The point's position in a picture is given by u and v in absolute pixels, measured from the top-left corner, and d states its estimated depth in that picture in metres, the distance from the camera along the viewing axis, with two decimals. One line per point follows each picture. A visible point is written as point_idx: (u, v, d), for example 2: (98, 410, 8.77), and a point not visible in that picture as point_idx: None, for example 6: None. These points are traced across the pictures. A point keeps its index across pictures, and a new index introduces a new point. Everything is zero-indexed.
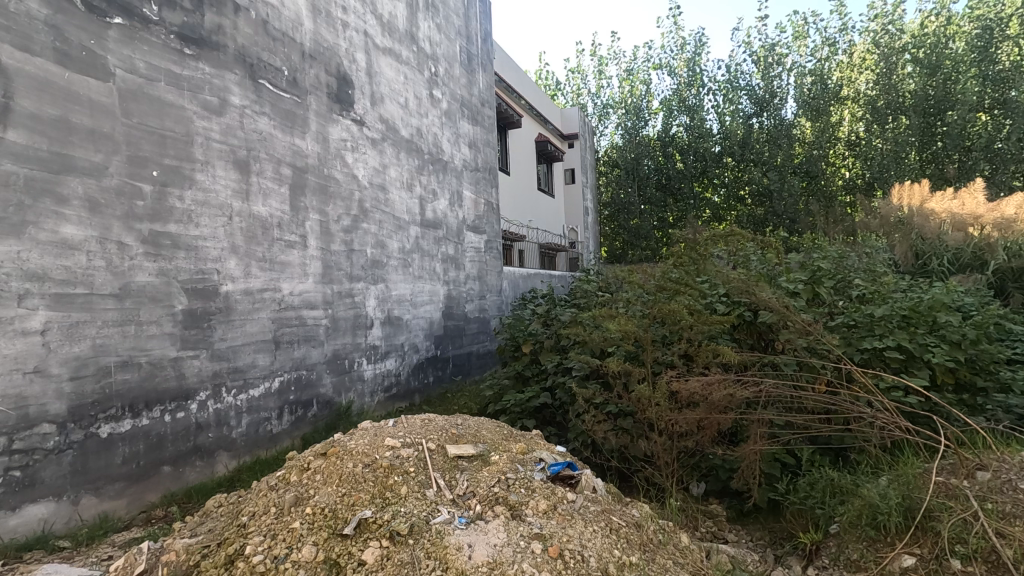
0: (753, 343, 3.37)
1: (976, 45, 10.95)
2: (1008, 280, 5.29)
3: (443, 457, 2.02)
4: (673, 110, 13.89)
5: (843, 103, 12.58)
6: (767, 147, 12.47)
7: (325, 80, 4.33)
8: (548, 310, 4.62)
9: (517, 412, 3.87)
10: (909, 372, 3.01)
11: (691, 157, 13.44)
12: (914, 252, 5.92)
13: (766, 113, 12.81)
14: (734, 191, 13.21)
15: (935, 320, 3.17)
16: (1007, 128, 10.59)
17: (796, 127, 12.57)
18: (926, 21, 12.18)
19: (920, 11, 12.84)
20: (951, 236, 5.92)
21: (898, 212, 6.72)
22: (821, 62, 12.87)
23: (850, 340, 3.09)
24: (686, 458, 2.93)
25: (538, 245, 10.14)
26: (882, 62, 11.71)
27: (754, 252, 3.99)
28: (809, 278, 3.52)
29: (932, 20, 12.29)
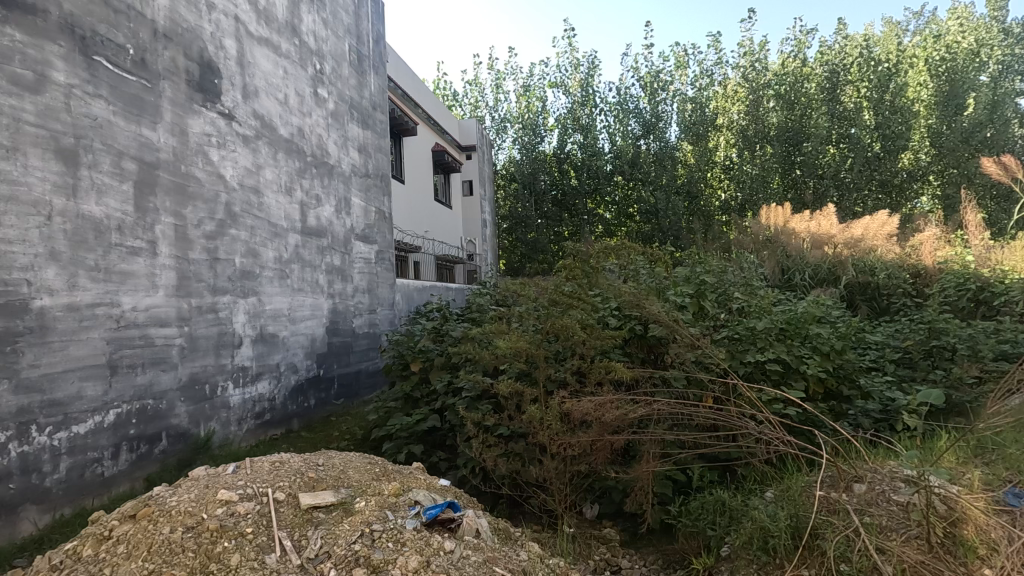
0: (643, 357, 3.33)
1: (825, 85, 12.28)
2: (857, 294, 5.82)
3: (295, 509, 1.75)
4: (568, 128, 14.31)
5: (718, 130, 13.61)
6: (654, 168, 13.12)
7: (184, 65, 3.74)
8: (439, 326, 4.34)
9: (403, 437, 3.52)
10: (787, 383, 3.10)
11: (585, 174, 13.88)
12: (781, 268, 6.40)
13: (652, 136, 13.49)
14: (624, 208, 13.79)
15: (807, 332, 3.33)
16: (851, 159, 11.92)
17: (679, 150, 13.39)
18: (787, 61, 13.04)
19: (783, 54, 13.78)
20: (811, 254, 6.45)
21: (766, 231, 7.25)
22: (700, 91, 13.83)
23: (735, 353, 3.12)
24: (580, 481, 2.78)
25: (434, 257, 9.79)
26: (750, 96, 12.78)
27: (643, 266, 4.01)
28: (695, 291, 3.58)
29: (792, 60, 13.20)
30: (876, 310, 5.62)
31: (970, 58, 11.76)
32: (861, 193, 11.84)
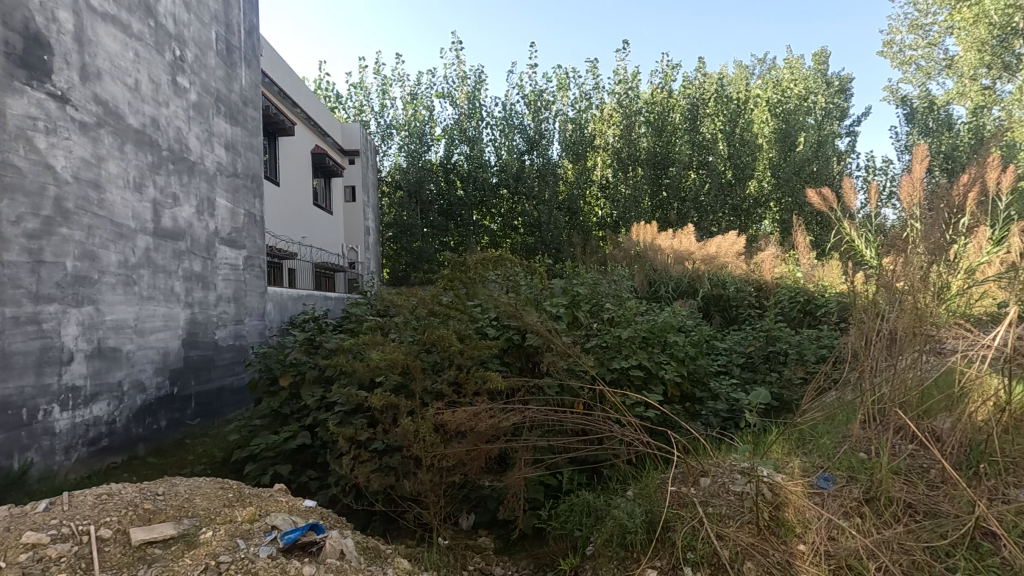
0: (520, 366, 3.42)
1: (687, 117, 13.57)
2: (711, 305, 6.47)
3: (124, 547, 1.59)
4: (455, 139, 14.37)
5: (596, 150, 14.45)
6: (537, 182, 13.60)
7: (3, 36, 3.21)
8: (313, 337, 4.11)
9: (269, 457, 3.27)
10: (648, 388, 3.34)
11: (471, 186, 14.00)
12: (648, 281, 6.93)
13: (536, 152, 13.98)
14: (509, 221, 14.11)
15: (666, 340, 3.63)
16: (708, 184, 13.25)
17: (560, 167, 13.99)
18: (656, 92, 14.30)
19: (651, 84, 15.15)
20: (674, 269, 7.06)
21: (636, 247, 7.82)
22: (580, 112, 14.61)
23: (603, 360, 3.31)
24: (456, 492, 2.79)
25: (311, 264, 9.26)
26: (623, 120, 13.74)
27: (522, 277, 4.12)
28: (569, 303, 3.75)
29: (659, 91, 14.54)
30: (726, 320, 6.28)
31: (800, 103, 13.69)
32: (715, 216, 13.20)
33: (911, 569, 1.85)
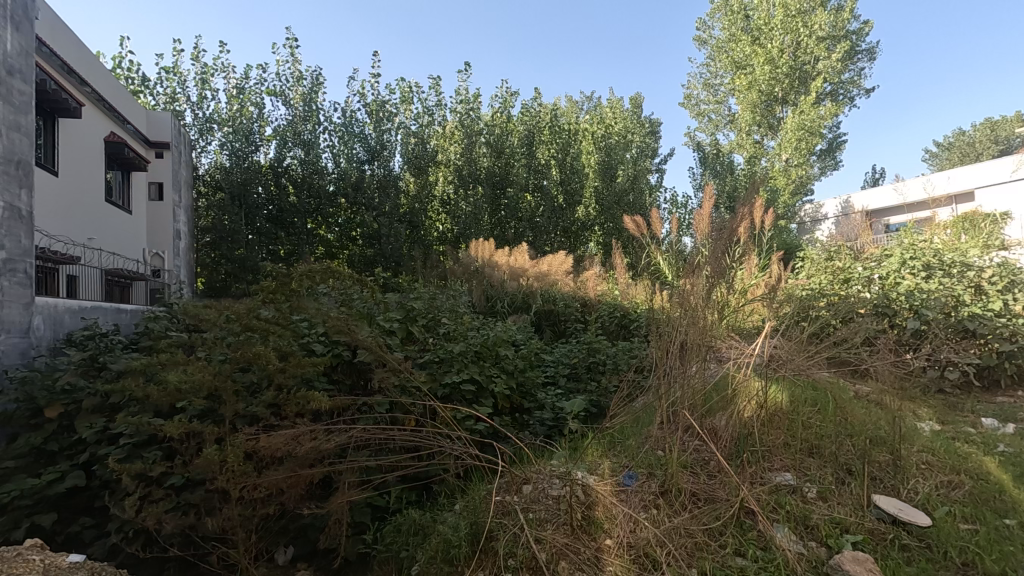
0: (350, 384, 3.26)
1: (524, 142, 14.31)
2: (543, 320, 6.87)
3: None
4: (287, 141, 13.34)
5: (438, 166, 14.47)
6: (377, 194, 13.25)
7: None
8: (96, 358, 3.46)
9: (24, 506, 2.65)
10: (479, 402, 3.42)
11: (305, 192, 13.11)
12: (486, 296, 7.16)
13: (377, 162, 13.59)
14: (347, 231, 13.47)
15: (498, 354, 3.75)
16: (543, 207, 14.09)
17: (402, 179, 13.77)
18: (496, 115, 14.92)
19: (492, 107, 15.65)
20: (509, 285, 7.38)
21: (474, 262, 8.01)
22: (423, 127, 14.51)
23: (436, 375, 3.30)
24: (271, 525, 2.55)
25: (102, 271, 7.82)
26: (465, 139, 14.00)
27: (355, 291, 3.95)
28: (403, 317, 3.69)
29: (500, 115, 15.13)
30: (556, 333, 6.71)
31: (620, 140, 15.35)
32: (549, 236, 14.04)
33: (693, 550, 2.14)
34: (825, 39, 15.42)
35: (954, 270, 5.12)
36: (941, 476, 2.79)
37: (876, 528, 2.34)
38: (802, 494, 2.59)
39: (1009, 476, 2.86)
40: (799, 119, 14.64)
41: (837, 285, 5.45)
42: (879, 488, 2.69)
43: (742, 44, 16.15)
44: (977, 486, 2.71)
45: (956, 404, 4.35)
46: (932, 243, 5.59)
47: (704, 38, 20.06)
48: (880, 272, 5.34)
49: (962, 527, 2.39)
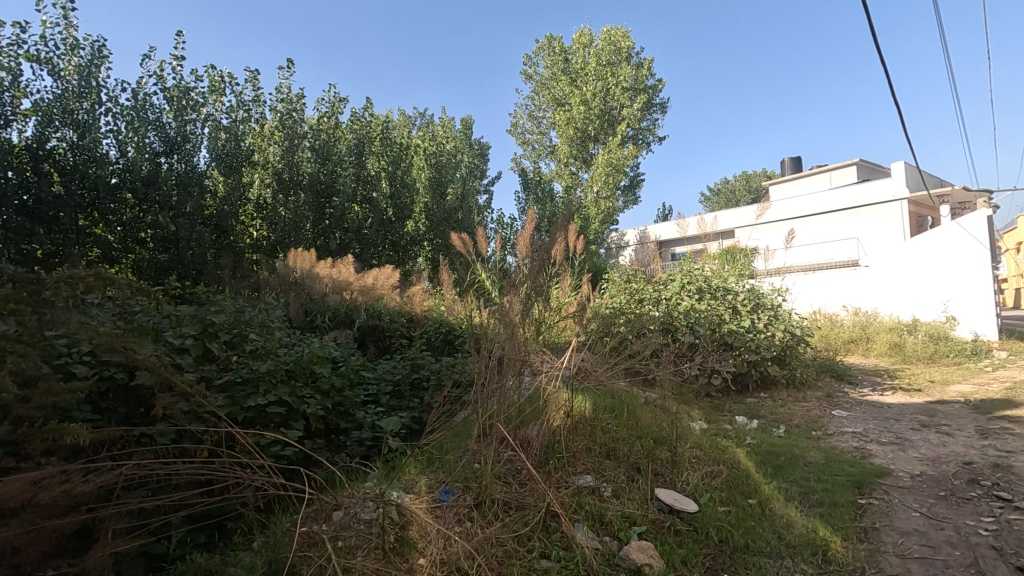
0: (125, 412, 2.76)
1: (353, 150, 12.20)
2: (367, 335, 6.55)
3: None
4: (47, 112, 7.97)
5: (254, 165, 10.88)
6: (177, 192, 9.13)
7: None
8: None
9: None
10: (288, 425, 3.15)
11: (75, 183, 8.04)
12: (304, 309, 6.64)
13: (176, 155, 9.34)
14: (135, 231, 8.75)
15: (313, 371, 3.49)
16: (370, 219, 12.31)
17: (208, 178, 9.89)
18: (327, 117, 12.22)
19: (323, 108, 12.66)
20: (331, 297, 6.89)
21: (293, 273, 7.27)
22: (236, 119, 10.49)
23: (236, 398, 2.96)
24: None
25: None
26: (284, 139, 11.13)
27: (137, 302, 3.37)
28: (200, 333, 3.25)
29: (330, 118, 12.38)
30: (380, 350, 6.45)
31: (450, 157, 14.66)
32: (376, 250, 12.43)
33: (503, 558, 2.22)
34: (629, 90, 17.55)
35: (718, 293, 6.20)
36: (706, 467, 3.30)
37: (658, 519, 2.68)
38: (600, 493, 2.86)
39: (753, 463, 3.52)
40: (607, 157, 16.62)
41: (633, 304, 6.21)
42: (660, 482, 3.09)
43: (562, 83, 18.00)
44: (731, 473, 3.28)
45: (719, 406, 5.24)
46: (703, 270, 6.68)
47: (529, 72, 21.49)
48: (666, 294, 6.22)
49: (720, 509, 2.85)
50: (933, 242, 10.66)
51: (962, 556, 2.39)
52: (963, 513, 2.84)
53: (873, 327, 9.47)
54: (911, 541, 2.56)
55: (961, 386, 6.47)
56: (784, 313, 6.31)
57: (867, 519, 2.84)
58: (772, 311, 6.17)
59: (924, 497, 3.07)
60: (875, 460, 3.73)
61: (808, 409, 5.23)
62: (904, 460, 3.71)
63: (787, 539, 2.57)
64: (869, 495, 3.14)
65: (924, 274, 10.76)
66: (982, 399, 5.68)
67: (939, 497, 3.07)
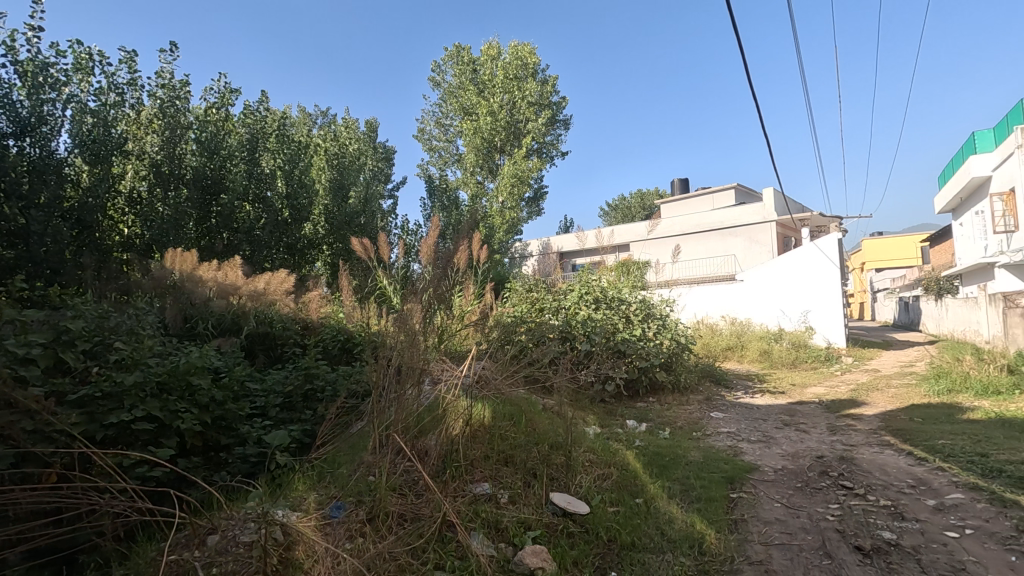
0: None
1: (245, 140, 9.31)
2: (256, 344, 5.36)
3: None
4: None
5: (129, 157, 8.10)
6: (29, 181, 6.59)
7: None
8: None
9: None
10: (159, 443, 2.84)
11: None
12: (183, 316, 5.32)
13: (29, 138, 6.89)
14: None
15: (190, 384, 3.09)
16: (266, 221, 9.49)
17: (71, 167, 7.33)
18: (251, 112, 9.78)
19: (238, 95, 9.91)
20: (216, 303, 5.61)
21: (169, 274, 5.95)
22: (110, 102, 7.87)
23: (95, 415, 2.63)
24: None
25: None
26: (163, 124, 8.40)
27: None
28: (52, 341, 2.85)
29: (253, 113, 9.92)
30: None
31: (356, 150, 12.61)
32: (285, 262, 10.13)
33: (396, 572, 2.17)
34: (535, 105, 18.01)
35: (613, 303, 6.54)
36: (598, 470, 3.45)
37: (551, 522, 2.75)
38: (496, 500, 2.89)
39: (640, 464, 3.73)
40: (513, 168, 17.03)
41: (534, 313, 6.35)
42: (555, 487, 3.18)
43: (469, 92, 18.10)
44: (620, 475, 3.45)
45: (612, 411, 5.49)
46: (600, 282, 6.98)
47: (437, 80, 21.36)
48: (565, 304, 6.43)
49: (609, 509, 2.99)
50: (793, 257, 12.09)
51: (814, 540, 2.69)
52: (815, 501, 3.20)
53: (746, 335, 10.44)
54: (773, 529, 2.85)
55: (815, 388, 7.34)
56: (671, 322, 6.80)
57: (737, 511, 3.11)
58: (660, 321, 6.63)
59: (784, 489, 3.43)
60: (745, 456, 4.11)
61: (691, 411, 5.64)
62: (769, 456, 4.12)
63: (668, 534, 2.76)
64: (740, 489, 3.44)
65: (788, 283, 12.10)
66: (832, 400, 6.47)
67: (797, 487, 3.44)
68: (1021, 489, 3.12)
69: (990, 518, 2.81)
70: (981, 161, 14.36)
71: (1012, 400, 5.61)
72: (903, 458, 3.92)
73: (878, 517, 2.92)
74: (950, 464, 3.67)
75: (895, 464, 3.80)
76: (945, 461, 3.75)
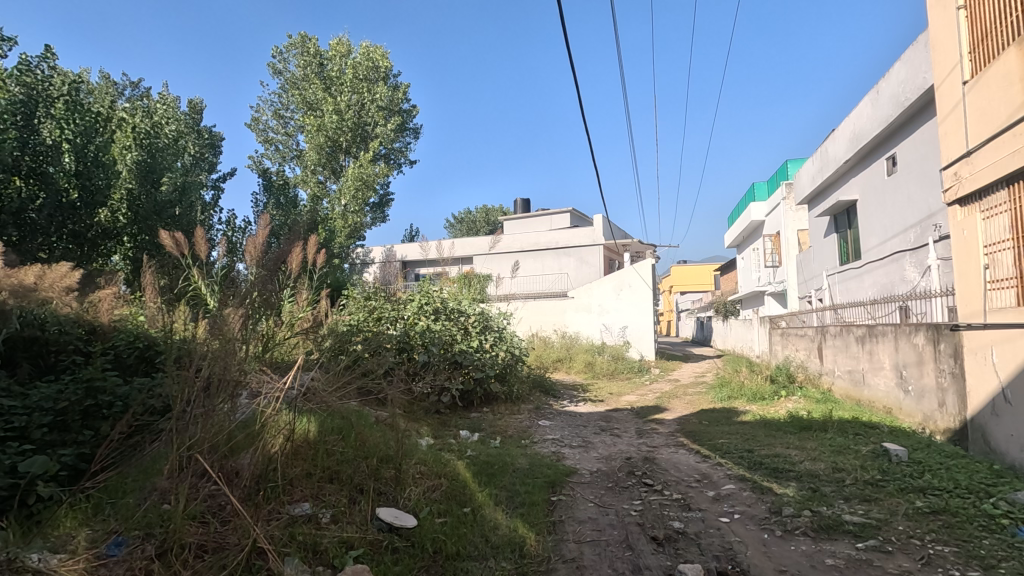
0: None
1: (18, 106, 7.25)
2: (18, 349, 4.22)
3: None
4: None
5: None
6: None
7: None
8: None
9: None
10: None
11: None
12: None
13: None
14: None
15: None
16: (43, 204, 7.47)
17: None
18: (28, 65, 7.64)
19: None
20: None
21: None
22: None
23: None
24: None
25: None
26: None
27: None
28: None
29: (34, 68, 7.73)
30: None
31: (173, 129, 10.78)
32: (67, 251, 8.11)
33: None
34: (384, 109, 17.59)
35: (452, 315, 6.60)
36: (428, 482, 3.42)
37: (376, 539, 2.66)
38: (317, 521, 2.70)
39: (469, 473, 3.80)
40: (358, 171, 16.45)
41: (371, 322, 6.13)
42: (382, 501, 3.09)
43: (314, 87, 17.05)
44: (450, 485, 3.46)
45: (446, 421, 5.53)
46: (441, 292, 7.00)
47: (278, 67, 19.72)
48: (405, 314, 6.31)
49: (437, 520, 2.99)
50: (615, 279, 13.45)
51: (619, 534, 2.98)
52: (622, 499, 3.56)
53: (574, 348, 11.30)
54: (586, 527, 3.09)
55: (628, 396, 8.20)
56: (507, 334, 7.11)
57: (556, 513, 3.33)
58: (496, 332, 6.91)
59: (598, 489, 3.76)
60: (566, 461, 4.42)
61: (521, 420, 5.91)
62: (587, 459, 4.49)
63: (492, 540, 2.84)
64: (560, 492, 3.69)
65: (610, 302, 13.45)
66: (641, 406, 7.30)
67: (608, 487, 3.79)
68: (773, 477, 3.83)
69: (753, 503, 3.39)
70: (758, 207, 17.47)
71: (772, 404, 6.87)
72: (692, 456, 4.56)
73: (671, 509, 3.33)
74: (726, 459, 4.36)
75: (686, 461, 4.39)
76: (723, 457, 4.44)
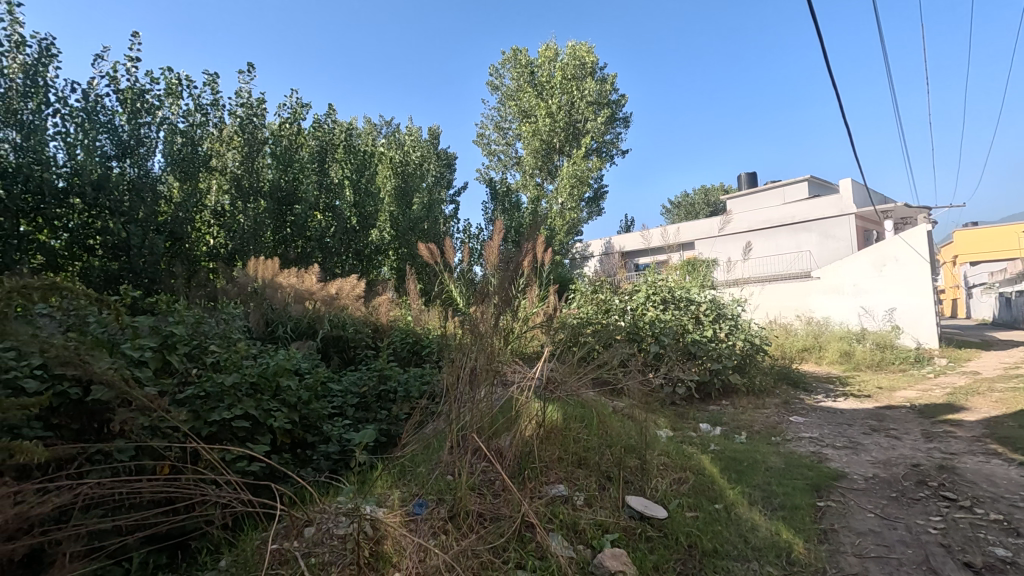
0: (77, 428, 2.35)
1: (315, 157, 9.31)
2: (331, 346, 5.45)
3: None
4: None
5: (210, 173, 8.00)
6: (131, 200, 6.30)
7: None
8: None
9: None
10: (253, 440, 2.92)
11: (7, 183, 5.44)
12: (265, 320, 5.39)
13: (128, 160, 6.50)
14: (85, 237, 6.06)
15: (278, 385, 3.19)
16: (336, 229, 9.42)
17: (163, 184, 6.94)
18: (320, 121, 9.73)
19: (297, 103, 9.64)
20: (295, 306, 5.64)
21: (254, 282, 5.87)
22: (196, 128, 7.64)
23: (200, 412, 2.73)
24: None
25: None
26: (243, 139, 8.32)
27: (93, 313, 3.10)
28: (160, 344, 2.97)
29: (324, 124, 9.80)
30: None
31: (417, 164, 12.15)
32: (354, 266, 10.03)
33: (479, 569, 2.23)
34: (594, 104, 17.80)
35: (681, 304, 6.37)
36: (674, 474, 3.38)
37: (629, 526, 2.71)
38: (572, 502, 2.89)
39: (717, 468, 3.62)
40: (572, 169, 16.95)
41: (599, 314, 6.29)
42: (630, 490, 3.15)
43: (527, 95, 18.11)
44: (698, 480, 3.36)
45: (683, 413, 5.37)
46: (667, 281, 6.80)
47: (496, 83, 21.49)
48: (632, 304, 6.32)
49: (688, 514, 2.92)
50: (873, 252, 11.33)
51: (916, 554, 2.52)
52: (914, 512, 3.00)
53: (824, 335, 9.88)
54: (868, 541, 2.69)
55: (905, 392, 6.85)
56: (743, 323, 6.58)
57: (826, 521, 2.96)
58: (732, 320, 6.43)
59: (877, 498, 3.23)
60: (831, 463, 3.90)
61: (768, 415, 5.41)
62: (858, 463, 3.89)
63: (752, 542, 2.66)
64: (827, 498, 3.28)
65: (869, 281, 11.40)
66: (925, 404, 6.03)
67: (891, 497, 3.23)
68: None
69: None
70: None
71: None
72: (1014, 469, 3.59)
73: (988, 532, 2.69)
74: None
75: (1005, 474, 3.49)
76: None
